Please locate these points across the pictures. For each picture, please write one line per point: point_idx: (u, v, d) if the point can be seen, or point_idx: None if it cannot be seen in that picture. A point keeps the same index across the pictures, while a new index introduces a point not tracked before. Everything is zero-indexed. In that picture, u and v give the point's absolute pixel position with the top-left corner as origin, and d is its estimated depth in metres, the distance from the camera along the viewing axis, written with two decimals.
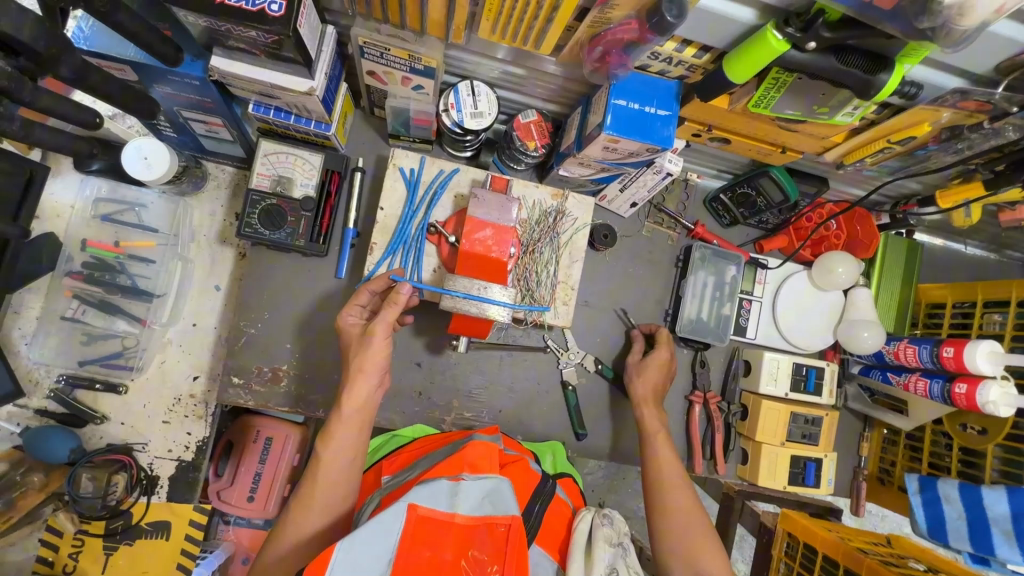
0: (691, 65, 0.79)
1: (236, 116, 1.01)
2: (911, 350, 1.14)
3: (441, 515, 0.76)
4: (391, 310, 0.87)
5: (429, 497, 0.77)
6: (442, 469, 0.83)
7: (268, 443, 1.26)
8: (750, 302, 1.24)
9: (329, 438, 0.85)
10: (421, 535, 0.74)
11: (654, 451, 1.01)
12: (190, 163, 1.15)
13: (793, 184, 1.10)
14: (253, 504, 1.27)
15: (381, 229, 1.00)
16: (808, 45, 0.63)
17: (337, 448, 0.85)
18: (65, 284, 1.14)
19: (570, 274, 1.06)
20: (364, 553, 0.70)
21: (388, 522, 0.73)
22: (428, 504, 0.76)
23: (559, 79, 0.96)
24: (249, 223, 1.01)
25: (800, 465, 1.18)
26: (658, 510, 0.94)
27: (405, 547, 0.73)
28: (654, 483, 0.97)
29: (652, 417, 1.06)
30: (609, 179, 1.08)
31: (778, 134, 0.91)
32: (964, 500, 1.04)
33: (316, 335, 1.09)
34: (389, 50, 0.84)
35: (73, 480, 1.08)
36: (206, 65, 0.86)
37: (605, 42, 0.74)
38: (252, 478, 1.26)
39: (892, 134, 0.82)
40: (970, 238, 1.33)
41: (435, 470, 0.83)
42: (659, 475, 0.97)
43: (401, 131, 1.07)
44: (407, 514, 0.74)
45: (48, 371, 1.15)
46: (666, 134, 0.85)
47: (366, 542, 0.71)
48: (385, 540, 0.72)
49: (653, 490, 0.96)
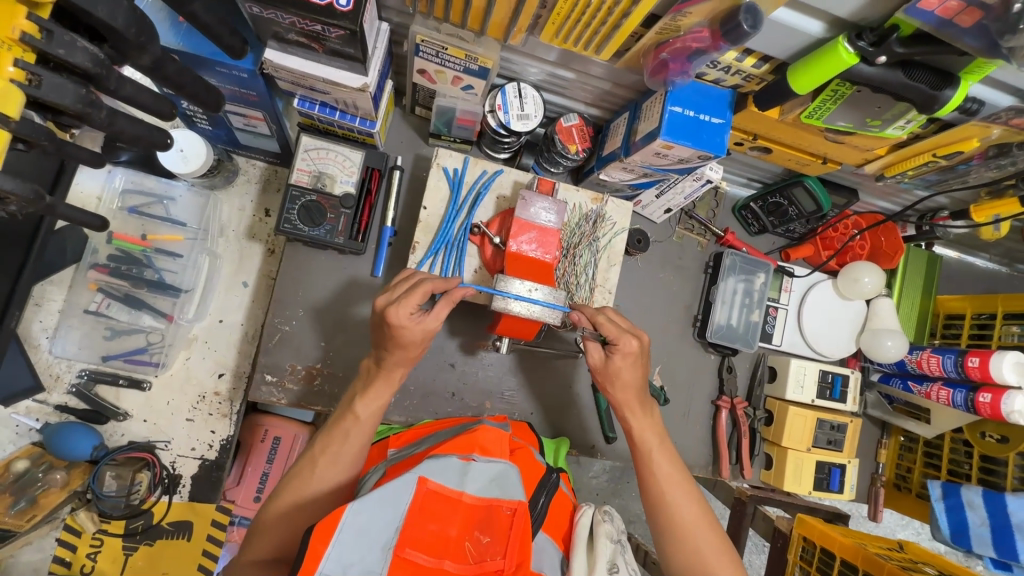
0: (749, 75, 0.81)
1: (277, 111, 0.98)
2: (934, 360, 1.15)
3: (449, 490, 0.81)
4: (447, 307, 0.83)
5: (440, 472, 0.82)
6: (452, 448, 0.88)
7: (276, 444, 1.20)
8: (776, 309, 1.26)
9: (368, 391, 0.85)
10: (429, 508, 0.79)
11: (653, 459, 0.88)
12: (223, 157, 1.13)
13: (827, 196, 1.12)
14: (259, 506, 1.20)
15: (423, 228, 1.00)
16: (879, 59, 0.65)
17: (369, 405, 0.85)
18: (90, 276, 1.12)
19: (608, 278, 1.06)
20: (375, 518, 0.75)
21: (398, 494, 0.77)
22: (438, 479, 0.81)
23: (607, 83, 0.96)
24: (289, 219, 0.99)
25: (825, 470, 1.20)
26: (669, 530, 0.84)
27: (414, 518, 0.78)
28: (655, 498, 0.86)
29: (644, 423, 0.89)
30: (647, 185, 1.09)
31: (822, 145, 0.93)
32: (988, 506, 1.09)
33: (351, 333, 1.07)
34: (446, 49, 0.84)
35: (97, 478, 1.08)
36: (257, 58, 0.84)
37: (672, 48, 0.75)
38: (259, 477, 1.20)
39: (938, 148, 0.85)
40: (985, 252, 1.37)
41: (445, 447, 0.88)
42: (661, 490, 0.86)
43: (442, 130, 1.07)
44: (416, 485, 0.79)
45: (69, 366, 1.11)
46: (720, 141, 0.86)
47: (377, 508, 0.75)
48: (395, 508, 0.77)
49: (657, 507, 0.86)
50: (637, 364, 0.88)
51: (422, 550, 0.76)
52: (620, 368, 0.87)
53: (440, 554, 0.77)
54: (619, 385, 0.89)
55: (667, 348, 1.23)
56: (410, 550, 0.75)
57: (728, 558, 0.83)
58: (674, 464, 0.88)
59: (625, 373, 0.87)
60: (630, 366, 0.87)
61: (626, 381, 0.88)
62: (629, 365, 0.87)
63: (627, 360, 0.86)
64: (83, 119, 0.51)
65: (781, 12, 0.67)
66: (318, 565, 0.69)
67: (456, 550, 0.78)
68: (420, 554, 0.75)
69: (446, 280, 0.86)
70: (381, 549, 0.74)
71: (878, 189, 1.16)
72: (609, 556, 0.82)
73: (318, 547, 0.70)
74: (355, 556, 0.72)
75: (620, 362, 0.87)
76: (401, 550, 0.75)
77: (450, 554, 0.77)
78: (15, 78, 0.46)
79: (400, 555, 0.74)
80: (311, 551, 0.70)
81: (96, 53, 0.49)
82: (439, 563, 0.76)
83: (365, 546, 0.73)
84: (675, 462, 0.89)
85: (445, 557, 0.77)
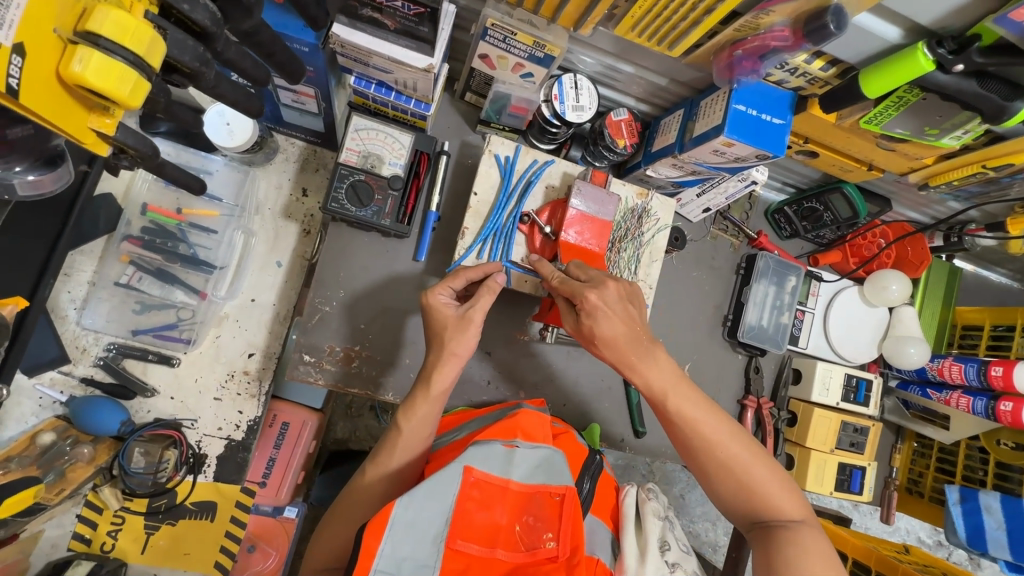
0: (814, 77, 0.82)
1: (329, 88, 0.95)
2: (956, 367, 1.18)
3: (494, 478, 0.79)
4: (488, 297, 0.84)
5: (484, 460, 0.80)
6: (495, 433, 0.85)
7: (284, 429, 1.21)
8: (804, 313, 1.27)
9: (412, 411, 0.83)
10: (476, 497, 0.78)
11: (680, 403, 0.83)
12: (265, 134, 1.11)
13: (863, 203, 1.14)
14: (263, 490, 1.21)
15: (473, 214, 0.99)
16: (957, 67, 0.67)
17: (416, 427, 0.83)
18: (122, 248, 1.09)
19: (650, 273, 1.04)
20: (425, 511, 0.72)
21: (445, 485, 0.75)
22: (483, 467, 0.79)
23: (664, 79, 0.97)
24: (336, 198, 0.98)
25: (846, 472, 1.24)
26: (722, 470, 0.84)
27: (462, 508, 0.76)
28: (695, 440, 0.84)
29: (657, 366, 0.82)
30: (691, 183, 1.10)
31: (870, 151, 0.95)
32: (1006, 511, 1.14)
33: (390, 317, 1.06)
34: (515, 34, 0.84)
35: (126, 454, 1.06)
36: (319, 32, 0.80)
37: (748, 45, 0.77)
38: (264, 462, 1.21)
39: (988, 160, 0.88)
40: (1002, 267, 1.40)
41: (487, 433, 0.84)
42: (699, 432, 0.84)
43: (493, 118, 1.08)
44: (463, 475, 0.77)
45: (96, 339, 1.09)
46: (779, 141, 0.87)
47: (425, 500, 0.73)
48: (442, 500, 0.74)
49: (701, 450, 0.85)
50: (618, 317, 0.80)
51: (473, 541, 0.74)
52: (604, 325, 0.80)
53: (491, 544, 0.76)
54: (614, 348, 0.81)
55: (697, 346, 1.24)
56: (462, 541, 0.73)
57: (780, 478, 0.85)
58: (701, 403, 0.84)
59: (611, 331, 0.80)
60: (614, 322, 0.80)
61: (613, 341, 0.80)
62: (615, 321, 0.80)
63: (611, 316, 0.80)
64: (196, 77, 0.55)
65: (863, 17, 0.68)
66: (373, 562, 0.67)
67: (507, 538, 0.77)
68: (473, 545, 0.74)
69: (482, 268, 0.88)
70: (432, 542, 0.72)
71: (911, 198, 1.18)
72: (660, 533, 0.87)
73: (371, 542, 0.68)
74: (407, 550, 0.70)
75: (600, 318, 0.80)
76: (452, 542, 0.73)
77: (501, 543, 0.76)
78: (151, 27, 0.49)
79: (452, 548, 0.72)
80: (365, 547, 0.67)
81: (214, 12, 0.52)
82: (491, 552, 0.75)
83: (417, 539, 0.71)
84: (699, 400, 0.85)
85: (497, 546, 0.76)
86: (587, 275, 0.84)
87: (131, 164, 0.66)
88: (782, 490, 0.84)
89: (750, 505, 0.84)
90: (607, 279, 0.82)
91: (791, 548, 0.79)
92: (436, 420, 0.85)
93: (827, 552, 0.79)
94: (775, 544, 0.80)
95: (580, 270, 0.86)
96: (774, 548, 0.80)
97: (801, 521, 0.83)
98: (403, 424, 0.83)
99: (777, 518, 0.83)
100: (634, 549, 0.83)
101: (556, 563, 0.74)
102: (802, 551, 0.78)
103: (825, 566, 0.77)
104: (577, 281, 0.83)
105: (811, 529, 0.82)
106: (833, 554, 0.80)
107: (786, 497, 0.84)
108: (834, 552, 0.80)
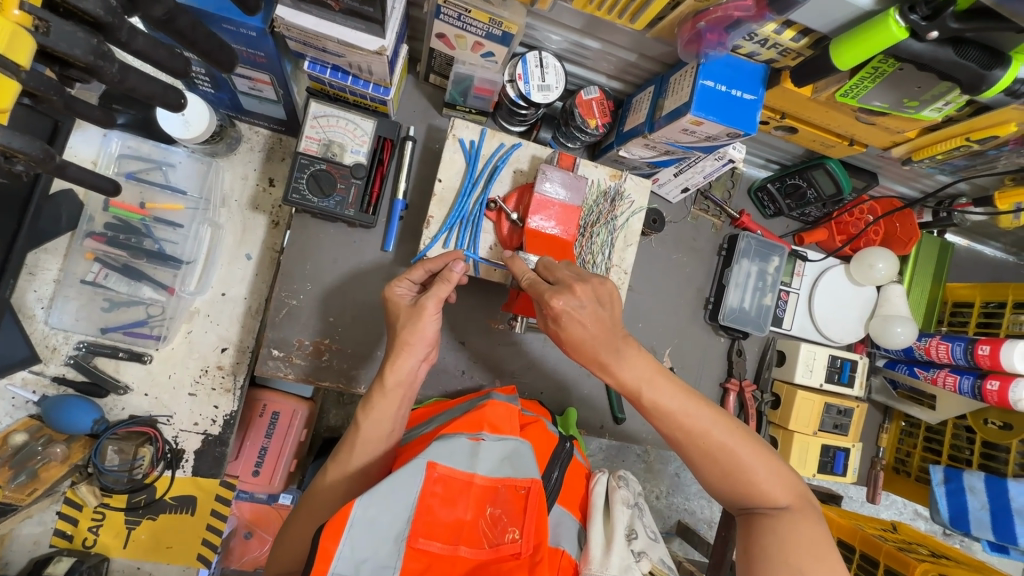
0: (786, 49, 0.78)
1: (285, 74, 0.91)
2: (943, 347, 1.15)
3: (458, 473, 0.78)
4: (444, 288, 0.81)
5: (448, 455, 0.78)
6: (461, 426, 0.83)
7: (275, 418, 1.19)
8: (788, 294, 1.24)
9: (370, 409, 0.82)
10: (439, 493, 0.76)
11: (657, 396, 0.81)
12: (226, 123, 1.07)
13: (847, 179, 1.10)
14: (259, 479, 1.19)
15: (438, 202, 0.96)
16: (931, 35, 0.62)
17: (376, 422, 0.82)
18: (86, 245, 1.07)
19: (624, 258, 1.00)
20: (385, 509, 0.70)
21: (406, 483, 0.73)
22: (448, 462, 0.77)
23: (633, 55, 0.93)
24: (297, 188, 0.95)
25: (830, 454, 1.22)
26: (705, 459, 0.83)
27: (424, 505, 0.74)
28: (676, 431, 0.83)
29: (630, 363, 0.79)
30: (667, 163, 1.05)
31: (850, 125, 0.91)
32: (990, 491, 1.13)
33: (358, 308, 1.04)
34: (469, 12, 0.80)
35: (99, 452, 1.06)
36: (266, 15, 0.77)
37: (711, 17, 0.72)
38: (257, 452, 1.19)
39: (972, 133, 0.85)
40: (996, 241, 1.36)
41: (453, 426, 0.83)
42: (679, 422, 0.82)
43: (458, 100, 1.04)
44: (426, 471, 0.75)
45: (67, 338, 1.08)
46: (750, 118, 0.83)
47: (385, 499, 0.71)
48: (403, 498, 0.72)
49: (683, 439, 0.83)
50: (589, 319, 0.77)
51: (436, 539, 0.73)
52: (571, 329, 0.78)
53: (454, 541, 0.74)
54: (585, 350, 0.79)
55: (678, 330, 1.22)
56: (424, 540, 0.72)
57: (766, 460, 0.83)
58: (680, 394, 0.82)
59: (582, 333, 0.78)
60: (585, 326, 0.77)
61: (582, 344, 0.78)
62: (586, 324, 0.77)
63: (581, 319, 0.76)
64: (95, 72, 0.52)
65: None
66: (330, 565, 0.65)
67: (471, 534, 0.76)
68: (435, 544, 0.73)
69: (447, 256, 0.86)
70: (393, 540, 0.70)
71: (897, 172, 1.14)
72: (627, 521, 0.87)
73: (328, 545, 0.66)
74: (367, 552, 0.68)
75: (567, 324, 0.77)
76: (414, 541, 0.71)
77: (464, 539, 0.75)
78: (22, 22, 0.47)
79: (413, 547, 0.71)
80: (321, 551, 0.65)
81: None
82: (454, 550, 0.74)
83: (376, 539, 0.69)
84: (678, 391, 0.82)
85: (460, 543, 0.75)
86: (557, 276, 0.81)
87: (32, 166, 0.62)
88: (769, 473, 0.82)
89: (735, 492, 0.83)
90: (575, 282, 0.78)
91: (771, 536, 0.79)
92: (397, 416, 0.84)
93: (810, 537, 0.78)
94: (758, 532, 0.80)
95: (552, 271, 0.82)
96: (757, 536, 0.80)
97: (787, 506, 0.81)
98: (362, 420, 0.82)
99: (762, 504, 0.82)
100: (600, 539, 0.82)
101: (519, 560, 0.74)
102: (782, 539, 0.78)
103: (806, 552, 0.76)
104: (544, 283, 0.79)
105: (796, 514, 0.80)
106: (817, 537, 0.78)
107: (772, 481, 0.81)
108: (822, 536, 0.78)
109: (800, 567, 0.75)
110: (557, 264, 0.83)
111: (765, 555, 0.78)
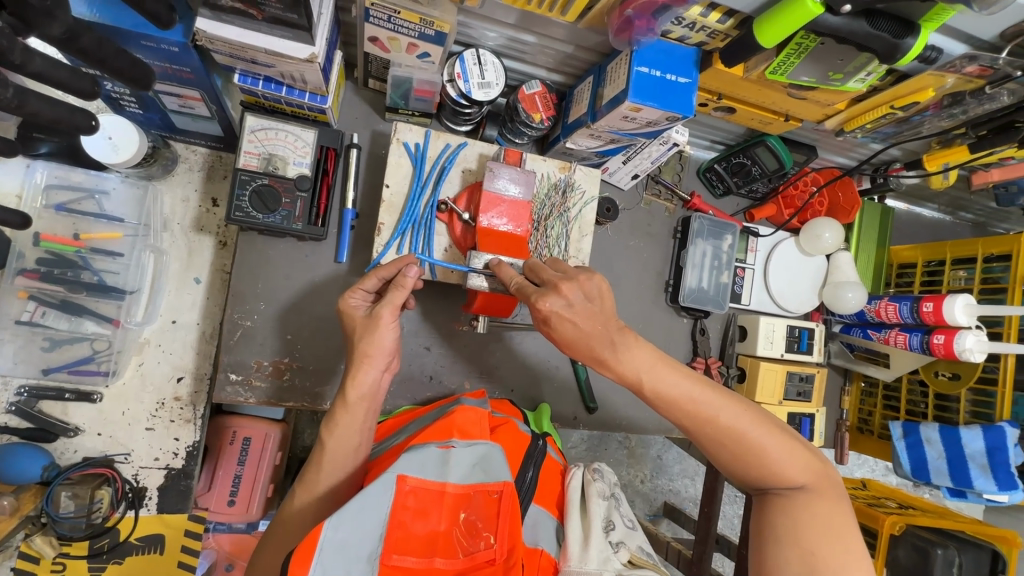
0: (714, 30, 0.79)
1: (217, 89, 0.88)
2: (891, 307, 1.19)
3: (430, 484, 0.77)
4: (399, 295, 0.79)
5: (419, 467, 0.77)
6: (431, 436, 0.83)
7: (247, 444, 1.15)
8: (744, 270, 1.27)
9: (335, 424, 0.80)
10: (411, 506, 0.75)
11: (657, 383, 0.78)
12: (159, 144, 1.03)
13: (788, 153, 1.14)
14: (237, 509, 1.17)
15: (388, 208, 0.95)
16: (844, 8, 0.65)
17: (342, 437, 0.80)
18: (18, 283, 0.99)
19: (581, 248, 1.01)
20: (354, 531, 0.68)
21: (376, 499, 0.71)
22: (418, 474, 0.76)
23: (570, 46, 0.93)
24: (240, 206, 0.92)
25: (796, 421, 1.25)
26: (717, 444, 0.79)
27: (397, 520, 0.73)
28: (681, 417, 0.79)
29: (628, 356, 0.77)
30: (614, 152, 1.06)
31: (784, 101, 0.94)
32: (944, 441, 1.17)
33: (315, 323, 1.02)
34: (398, 12, 0.79)
35: (51, 500, 1.00)
36: (187, 28, 0.75)
37: (637, 4, 0.73)
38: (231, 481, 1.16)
39: (895, 100, 0.88)
40: (932, 202, 1.43)
41: (422, 436, 0.82)
42: (682, 408, 0.78)
43: (399, 104, 1.02)
44: (396, 485, 0.74)
45: (5, 384, 1.03)
46: (687, 100, 0.84)
47: (356, 518, 0.69)
48: (372, 516, 0.70)
49: (690, 425, 0.79)
50: (582, 317, 0.76)
51: (410, 553, 0.72)
52: (562, 328, 0.77)
53: (429, 554, 0.73)
54: (581, 348, 0.78)
55: (642, 314, 1.24)
56: (398, 555, 0.71)
57: (781, 441, 0.78)
58: (681, 380, 0.78)
59: (574, 331, 0.77)
60: (575, 323, 0.76)
61: (575, 341, 0.77)
62: (579, 322, 0.76)
63: (571, 318, 0.76)
64: None
65: None
66: None
67: (446, 545, 0.75)
68: (409, 558, 0.71)
69: (400, 261, 0.84)
70: (366, 560, 0.68)
71: (834, 144, 1.19)
72: (604, 513, 0.87)
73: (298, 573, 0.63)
74: None
75: (556, 324, 0.77)
76: (387, 558, 0.70)
77: (439, 551, 0.74)
78: None
79: (387, 564, 0.69)
80: None
81: None
82: (429, 562, 0.73)
83: (348, 562, 0.67)
84: (680, 377, 0.78)
85: (435, 554, 0.74)
86: (542, 278, 0.80)
87: None
88: (784, 455, 0.77)
89: (748, 474, 0.79)
90: (560, 281, 0.77)
91: (783, 516, 0.76)
92: (363, 430, 0.82)
93: (826, 519, 0.74)
94: (771, 514, 0.77)
95: (540, 270, 0.81)
96: (771, 518, 0.77)
97: (803, 486, 0.77)
98: (326, 438, 0.80)
99: (776, 485, 0.78)
100: (577, 534, 0.83)
101: (494, 565, 0.73)
102: (796, 520, 0.75)
103: (820, 534, 0.73)
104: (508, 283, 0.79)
105: (814, 495, 0.76)
106: (834, 519, 0.74)
107: (788, 462, 0.77)
108: (838, 518, 0.74)
109: (814, 551, 0.72)
110: (543, 264, 0.83)
111: (776, 537, 0.75)
